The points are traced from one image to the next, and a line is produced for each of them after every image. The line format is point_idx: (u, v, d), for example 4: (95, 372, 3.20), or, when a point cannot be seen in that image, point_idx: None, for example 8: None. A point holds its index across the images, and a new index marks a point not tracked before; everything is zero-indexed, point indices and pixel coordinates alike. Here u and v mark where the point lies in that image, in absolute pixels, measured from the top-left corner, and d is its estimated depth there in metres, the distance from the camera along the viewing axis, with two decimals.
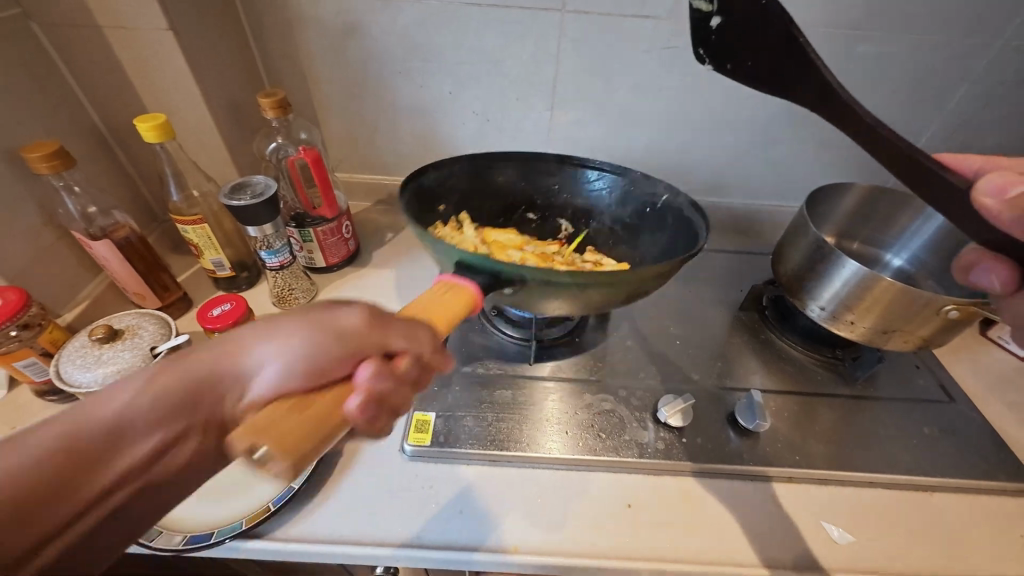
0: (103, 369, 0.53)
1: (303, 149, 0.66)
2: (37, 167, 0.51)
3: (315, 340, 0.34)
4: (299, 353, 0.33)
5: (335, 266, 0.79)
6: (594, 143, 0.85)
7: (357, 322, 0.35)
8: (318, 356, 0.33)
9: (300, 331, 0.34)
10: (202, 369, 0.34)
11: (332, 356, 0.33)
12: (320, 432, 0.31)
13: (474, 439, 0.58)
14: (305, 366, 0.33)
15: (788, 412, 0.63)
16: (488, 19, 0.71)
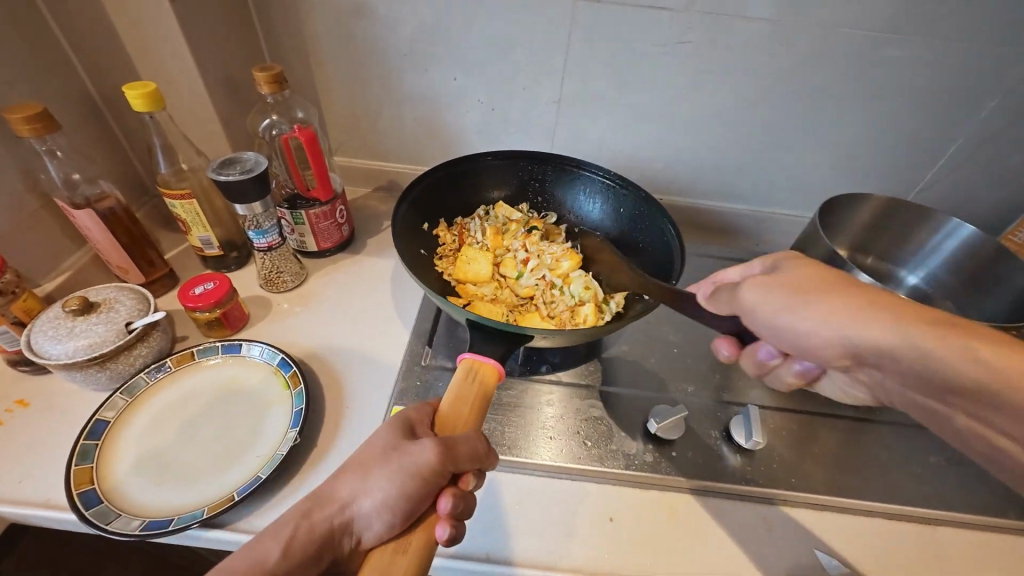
0: (75, 341, 0.51)
1: (297, 128, 0.64)
2: (18, 129, 0.50)
3: (406, 490, 0.38)
4: (393, 500, 0.37)
5: (328, 251, 0.77)
6: (602, 139, 0.82)
7: (432, 460, 0.38)
8: (410, 504, 0.38)
9: (389, 480, 0.38)
10: (314, 519, 0.38)
11: (420, 496, 0.38)
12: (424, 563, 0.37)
13: None
14: (401, 516, 0.38)
15: (787, 432, 0.60)
16: (496, 3, 0.68)
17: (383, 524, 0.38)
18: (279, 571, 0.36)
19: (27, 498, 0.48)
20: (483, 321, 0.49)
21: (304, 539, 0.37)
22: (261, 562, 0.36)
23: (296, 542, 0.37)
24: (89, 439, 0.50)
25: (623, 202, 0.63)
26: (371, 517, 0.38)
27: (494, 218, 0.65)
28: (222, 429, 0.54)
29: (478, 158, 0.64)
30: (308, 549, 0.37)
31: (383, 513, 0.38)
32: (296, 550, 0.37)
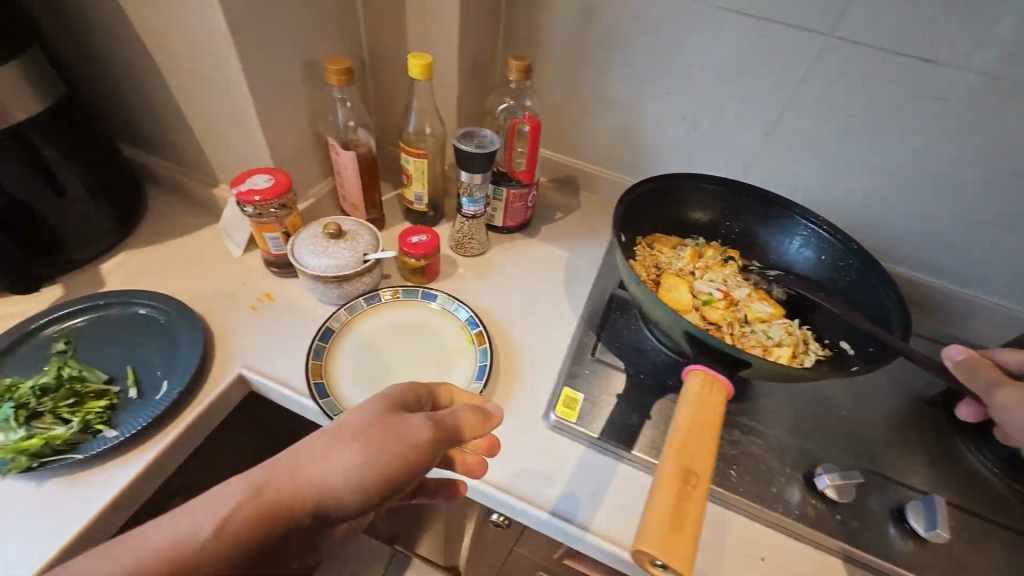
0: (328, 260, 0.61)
1: (527, 115, 0.70)
2: (329, 77, 0.59)
3: (423, 439, 0.36)
4: (363, 467, 0.33)
5: (508, 228, 0.83)
6: (801, 181, 0.79)
7: (427, 435, 0.36)
8: (393, 470, 0.34)
9: (363, 446, 0.34)
10: (289, 468, 0.32)
11: (397, 464, 0.34)
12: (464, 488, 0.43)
13: (625, 439, 0.58)
14: (380, 476, 0.33)
15: (966, 536, 0.55)
16: (743, 28, 0.69)
17: (355, 491, 0.33)
18: (213, 557, 0.28)
19: (271, 375, 0.59)
20: (699, 334, 0.49)
21: (327, 490, 0.32)
22: (286, 480, 0.32)
23: (323, 487, 0.32)
24: (321, 341, 0.60)
25: (834, 255, 0.62)
26: (338, 474, 0.33)
27: (690, 246, 0.66)
28: (415, 365, 0.61)
29: (691, 179, 0.66)
30: (319, 490, 0.32)
31: (368, 476, 0.33)
32: (245, 533, 0.29)
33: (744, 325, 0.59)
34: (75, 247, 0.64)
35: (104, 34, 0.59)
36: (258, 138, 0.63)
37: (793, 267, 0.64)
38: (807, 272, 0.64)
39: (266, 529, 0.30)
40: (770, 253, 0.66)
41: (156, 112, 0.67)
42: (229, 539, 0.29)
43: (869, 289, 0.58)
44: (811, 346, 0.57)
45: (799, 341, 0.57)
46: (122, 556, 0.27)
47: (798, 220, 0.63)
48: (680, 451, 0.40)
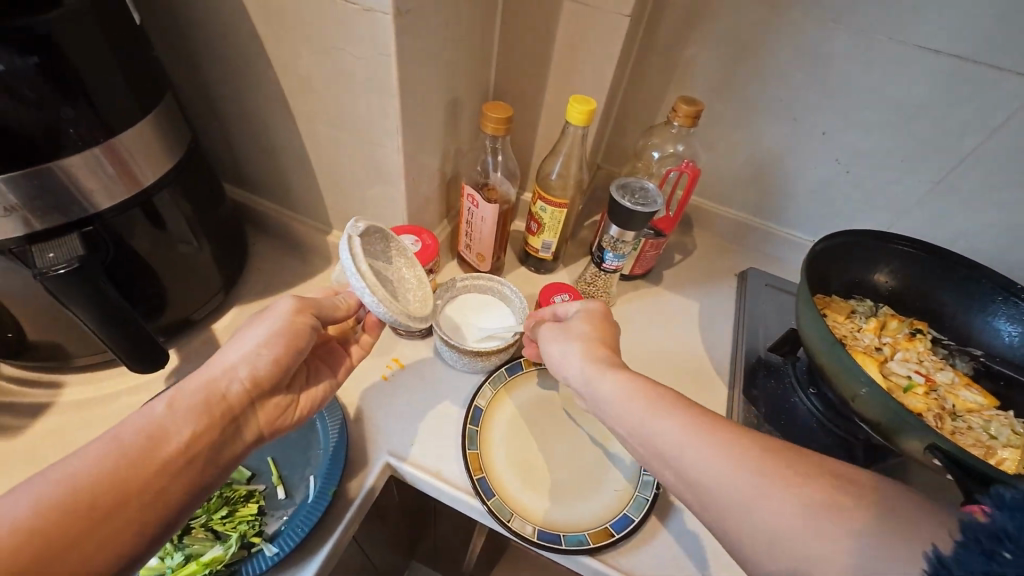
0: (391, 321, 0.43)
1: (684, 162, 0.63)
2: (485, 125, 0.53)
3: (276, 361, 0.42)
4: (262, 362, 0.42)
5: (633, 275, 0.76)
6: (969, 233, 0.71)
7: (290, 315, 0.44)
8: (231, 407, 0.39)
9: (236, 355, 0.41)
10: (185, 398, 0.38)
11: (232, 402, 0.40)
12: (280, 424, 0.44)
13: None
14: (212, 424, 0.38)
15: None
16: (935, 67, 0.60)
17: (219, 398, 0.39)
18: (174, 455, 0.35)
19: (418, 463, 0.52)
20: (956, 447, 0.42)
21: (203, 399, 0.38)
22: (161, 445, 0.35)
23: (176, 441, 0.35)
24: (472, 425, 0.54)
25: None
26: (182, 429, 0.36)
27: (870, 317, 0.60)
28: (575, 450, 0.55)
29: (877, 237, 0.61)
30: (183, 450, 0.36)
31: (197, 424, 0.37)
32: (185, 420, 0.37)
33: (954, 418, 0.52)
34: (188, 309, 0.58)
35: (231, 73, 0.52)
36: (398, 189, 0.56)
37: (989, 348, 0.58)
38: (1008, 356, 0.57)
39: (147, 495, 0.33)
40: (958, 331, 0.60)
41: (275, 155, 0.60)
42: (103, 503, 0.31)
43: None
44: None
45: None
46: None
47: (999, 295, 0.57)
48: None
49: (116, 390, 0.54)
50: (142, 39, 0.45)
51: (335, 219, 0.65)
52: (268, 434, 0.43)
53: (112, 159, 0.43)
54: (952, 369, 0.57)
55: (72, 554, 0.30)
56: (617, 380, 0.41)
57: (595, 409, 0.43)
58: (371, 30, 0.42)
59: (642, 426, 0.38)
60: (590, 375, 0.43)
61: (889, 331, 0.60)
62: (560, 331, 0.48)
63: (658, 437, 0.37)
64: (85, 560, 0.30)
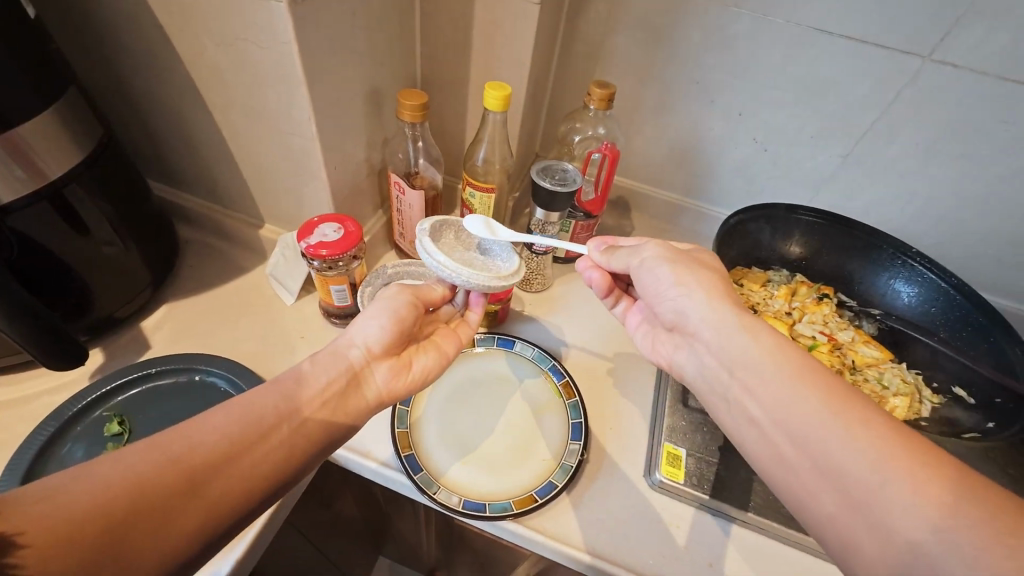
0: (483, 286, 0.48)
1: (604, 145, 0.66)
2: (403, 113, 0.55)
3: (389, 331, 0.47)
4: (379, 329, 0.46)
5: (570, 258, 0.78)
6: (874, 203, 0.76)
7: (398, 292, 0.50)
8: (354, 367, 0.44)
9: (359, 326, 0.47)
10: (321, 357, 0.43)
11: (359, 363, 0.45)
12: (399, 389, 0.47)
13: (744, 499, 0.53)
14: (341, 378, 0.43)
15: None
16: (830, 48, 0.65)
17: (342, 358, 0.44)
18: (311, 400, 0.40)
19: (347, 445, 0.53)
20: None
21: (330, 357, 0.44)
22: (301, 389, 0.41)
23: (311, 388, 0.41)
24: (403, 405, 0.55)
25: (931, 297, 0.60)
26: (318, 380, 0.42)
27: (782, 286, 0.64)
28: (506, 423, 0.56)
29: (788, 210, 0.64)
30: (316, 397, 0.41)
31: (330, 377, 0.42)
32: (321, 374, 0.42)
33: (853, 372, 0.56)
34: (114, 307, 0.58)
35: (140, 68, 0.52)
36: (320, 178, 0.56)
37: (889, 309, 0.63)
38: (904, 315, 0.62)
39: (289, 427, 0.38)
40: (860, 294, 0.65)
41: (197, 150, 0.60)
42: (261, 428, 0.37)
43: (974, 337, 0.56)
44: (923, 396, 0.55)
45: (911, 391, 0.55)
46: (177, 444, 0.33)
47: (895, 259, 0.62)
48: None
49: (36, 392, 0.54)
50: (37, 31, 0.44)
51: (264, 212, 0.65)
52: (390, 399, 0.46)
53: (10, 153, 0.43)
54: (853, 328, 0.61)
55: (234, 467, 0.34)
56: (759, 340, 0.40)
57: (709, 355, 0.43)
58: (269, 19, 0.43)
59: (777, 398, 0.37)
60: (725, 327, 0.42)
61: (798, 296, 0.64)
62: (667, 262, 0.47)
63: (791, 411, 0.36)
64: (242, 476, 0.34)
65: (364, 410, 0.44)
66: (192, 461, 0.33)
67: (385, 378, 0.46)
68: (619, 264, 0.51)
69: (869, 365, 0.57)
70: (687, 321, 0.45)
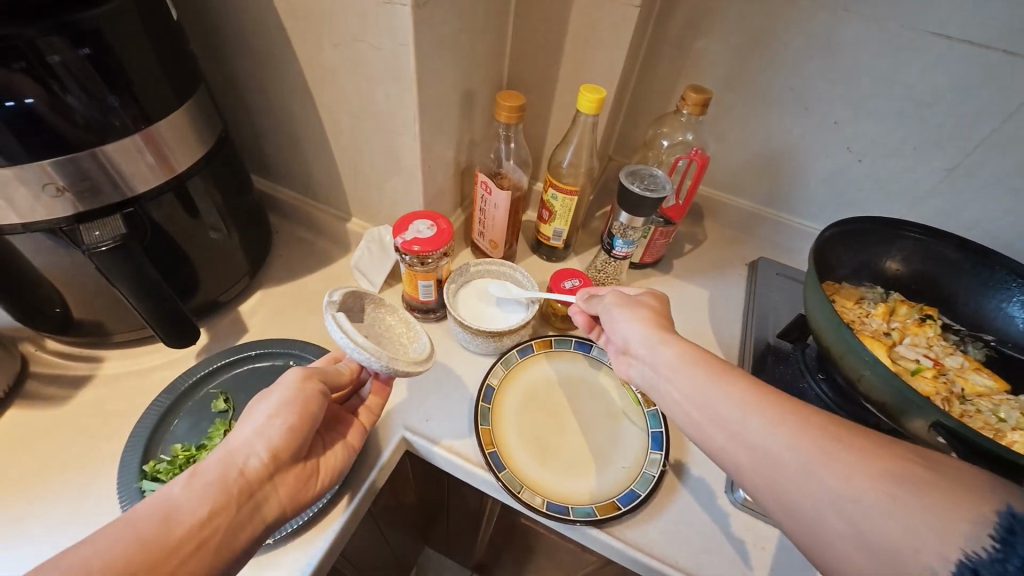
0: (398, 374, 0.45)
1: (693, 151, 0.64)
2: (499, 114, 0.55)
3: (290, 428, 0.41)
4: (277, 432, 0.40)
5: (644, 264, 0.77)
6: (981, 220, 0.71)
7: (296, 377, 0.44)
8: (247, 484, 0.38)
9: (243, 432, 0.40)
10: (200, 474, 0.37)
11: (251, 476, 0.38)
12: (302, 499, 0.42)
13: None
14: (232, 497, 0.37)
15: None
16: (946, 54, 0.61)
17: (232, 469, 0.38)
18: (196, 524, 0.34)
19: (431, 437, 0.54)
20: (962, 425, 0.42)
21: (217, 472, 0.37)
22: (173, 525, 0.33)
23: (189, 517, 0.34)
24: (484, 402, 0.56)
25: None
26: (197, 508, 0.35)
27: (879, 304, 0.61)
28: (584, 428, 0.56)
29: (889, 224, 0.61)
30: (194, 530, 0.34)
31: (215, 501, 0.36)
32: (204, 494, 0.36)
33: (963, 400, 0.53)
34: (216, 291, 0.62)
35: (258, 67, 0.56)
36: (415, 176, 0.58)
37: (1002, 336, 0.58)
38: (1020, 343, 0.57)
39: (175, 564, 0.32)
40: (967, 317, 0.60)
41: (298, 145, 0.63)
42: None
43: None
44: None
45: None
46: None
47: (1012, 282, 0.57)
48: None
49: (152, 366, 0.58)
50: (176, 32, 0.48)
51: (354, 206, 0.67)
52: (294, 509, 0.42)
53: (150, 146, 0.46)
54: (960, 354, 0.57)
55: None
56: (679, 346, 0.42)
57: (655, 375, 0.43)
58: (389, 22, 0.45)
59: (698, 392, 0.39)
60: (651, 342, 0.44)
61: (897, 317, 0.60)
62: (631, 303, 0.49)
63: (721, 407, 0.37)
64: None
65: (261, 531, 0.38)
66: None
67: (286, 492, 0.40)
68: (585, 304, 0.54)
69: (981, 395, 0.53)
70: (631, 348, 0.46)
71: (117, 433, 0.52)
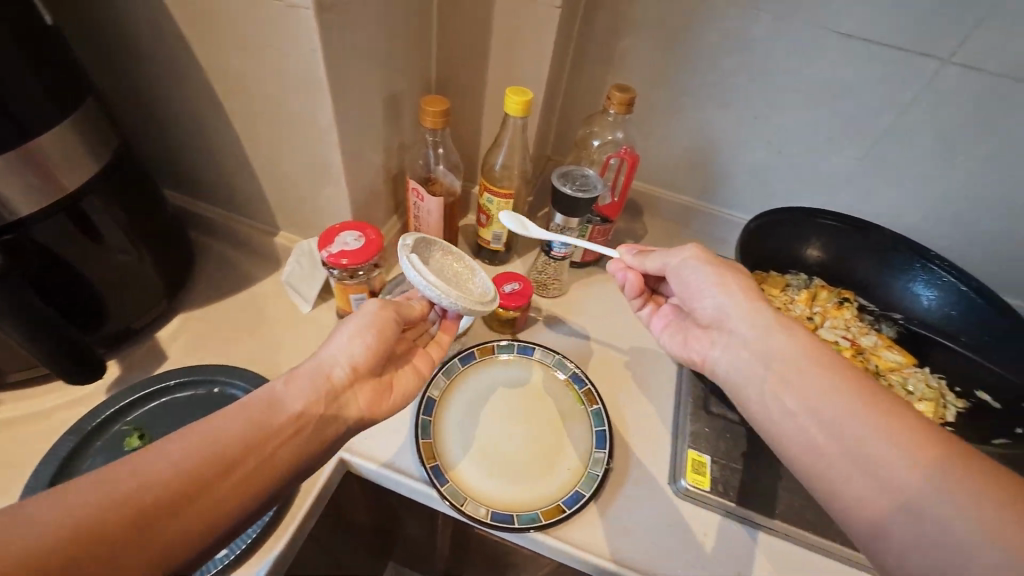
0: (468, 311, 0.48)
1: (623, 149, 0.65)
2: (423, 119, 0.54)
3: (369, 346, 0.44)
4: (358, 350, 0.44)
5: (585, 262, 0.78)
6: (889, 206, 0.76)
7: (376, 305, 0.46)
8: (333, 389, 0.41)
9: (331, 343, 0.44)
10: (297, 374, 0.41)
11: (336, 386, 0.42)
12: (379, 413, 0.45)
13: (770, 506, 0.53)
14: (319, 398, 0.40)
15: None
16: (850, 50, 0.64)
17: (320, 376, 0.41)
18: (286, 419, 0.38)
19: (372, 456, 0.53)
20: None
21: (308, 375, 0.41)
22: (273, 415, 0.38)
23: (286, 410, 0.39)
24: (426, 415, 0.55)
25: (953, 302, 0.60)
26: (295, 400, 0.39)
27: (803, 290, 0.64)
28: (530, 433, 0.56)
29: (808, 214, 0.64)
30: (286, 423, 0.38)
31: (306, 399, 0.40)
32: (298, 391, 0.40)
33: (877, 377, 0.56)
34: (129, 318, 0.57)
35: (157, 74, 0.51)
36: (340, 185, 0.56)
37: (910, 314, 0.62)
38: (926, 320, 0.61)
39: (267, 450, 0.36)
40: (879, 298, 0.64)
41: (212, 157, 0.59)
42: (238, 452, 0.35)
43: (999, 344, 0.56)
44: (948, 402, 0.55)
45: (937, 397, 0.54)
46: (130, 480, 0.31)
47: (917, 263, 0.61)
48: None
49: (55, 405, 0.53)
50: (54, 37, 0.43)
51: (279, 219, 0.64)
52: (371, 419, 0.44)
53: (29, 165, 0.42)
54: (874, 333, 0.61)
55: (211, 496, 0.33)
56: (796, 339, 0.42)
57: (742, 348, 0.44)
58: (294, 26, 0.42)
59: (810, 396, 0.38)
60: (764, 326, 0.43)
61: (819, 301, 0.63)
62: (705, 263, 0.48)
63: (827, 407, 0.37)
64: (224, 500, 0.33)
65: (342, 434, 0.42)
66: (157, 497, 0.31)
67: (365, 402, 0.44)
68: (654, 266, 0.52)
69: (893, 371, 0.57)
70: (725, 319, 0.46)
71: (14, 484, 0.47)
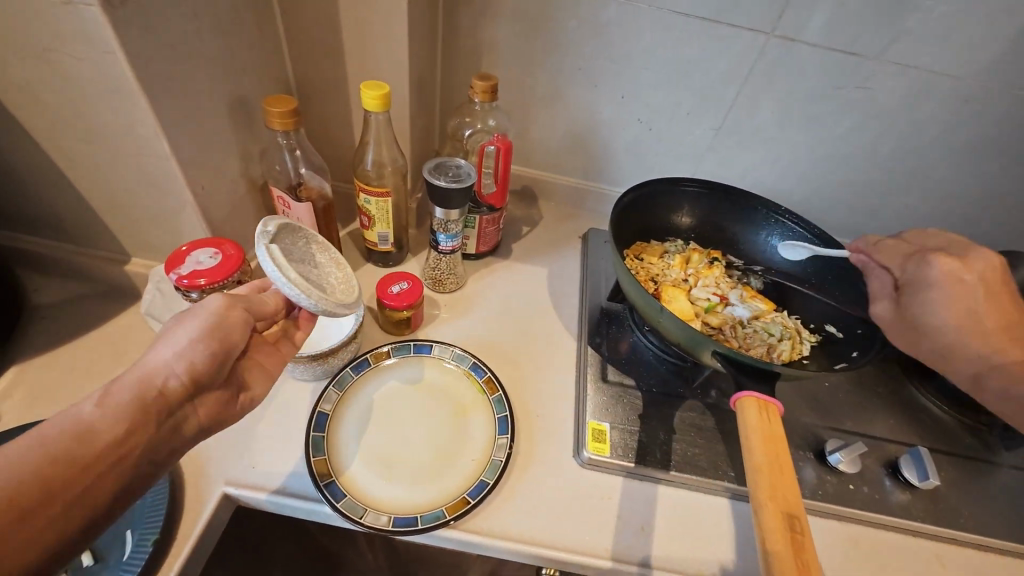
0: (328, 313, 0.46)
1: (495, 137, 0.66)
2: (270, 121, 0.51)
3: (213, 349, 0.40)
4: (199, 354, 0.39)
5: (481, 253, 0.78)
6: (748, 170, 0.83)
7: (219, 301, 0.42)
8: (167, 402, 0.37)
9: (157, 354, 0.38)
10: (112, 396, 0.36)
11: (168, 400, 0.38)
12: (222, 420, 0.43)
13: (665, 459, 0.56)
14: (149, 417, 0.36)
15: (961, 481, 0.61)
16: (691, 29, 0.69)
17: (148, 392, 0.37)
18: (105, 447, 0.34)
19: (260, 486, 0.49)
20: (733, 350, 0.49)
21: (130, 395, 0.36)
22: (86, 443, 0.33)
23: (107, 435, 0.34)
24: (317, 431, 0.52)
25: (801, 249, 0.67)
26: (113, 425, 0.35)
27: (679, 254, 0.68)
28: (431, 431, 0.55)
29: (676, 184, 0.69)
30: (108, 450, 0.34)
31: (131, 421, 0.35)
32: (118, 414, 0.35)
33: (745, 326, 0.62)
34: None
35: None
36: (185, 201, 0.51)
37: (770, 265, 0.69)
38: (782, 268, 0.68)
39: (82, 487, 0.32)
40: (745, 254, 0.71)
41: (25, 182, 0.51)
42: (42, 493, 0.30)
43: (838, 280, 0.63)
44: (804, 338, 0.61)
45: (794, 335, 0.60)
46: None
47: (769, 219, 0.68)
48: (771, 499, 0.41)
49: None
50: None
51: (127, 245, 0.57)
52: (213, 430, 0.42)
53: None
54: (742, 285, 0.67)
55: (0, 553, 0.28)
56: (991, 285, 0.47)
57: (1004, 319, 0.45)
58: (83, 26, 0.38)
59: None
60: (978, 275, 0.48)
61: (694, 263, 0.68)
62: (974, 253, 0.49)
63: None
64: (17, 553, 0.29)
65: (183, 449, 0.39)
66: None
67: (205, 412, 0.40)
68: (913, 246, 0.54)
69: (758, 318, 0.62)
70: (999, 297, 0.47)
71: None
